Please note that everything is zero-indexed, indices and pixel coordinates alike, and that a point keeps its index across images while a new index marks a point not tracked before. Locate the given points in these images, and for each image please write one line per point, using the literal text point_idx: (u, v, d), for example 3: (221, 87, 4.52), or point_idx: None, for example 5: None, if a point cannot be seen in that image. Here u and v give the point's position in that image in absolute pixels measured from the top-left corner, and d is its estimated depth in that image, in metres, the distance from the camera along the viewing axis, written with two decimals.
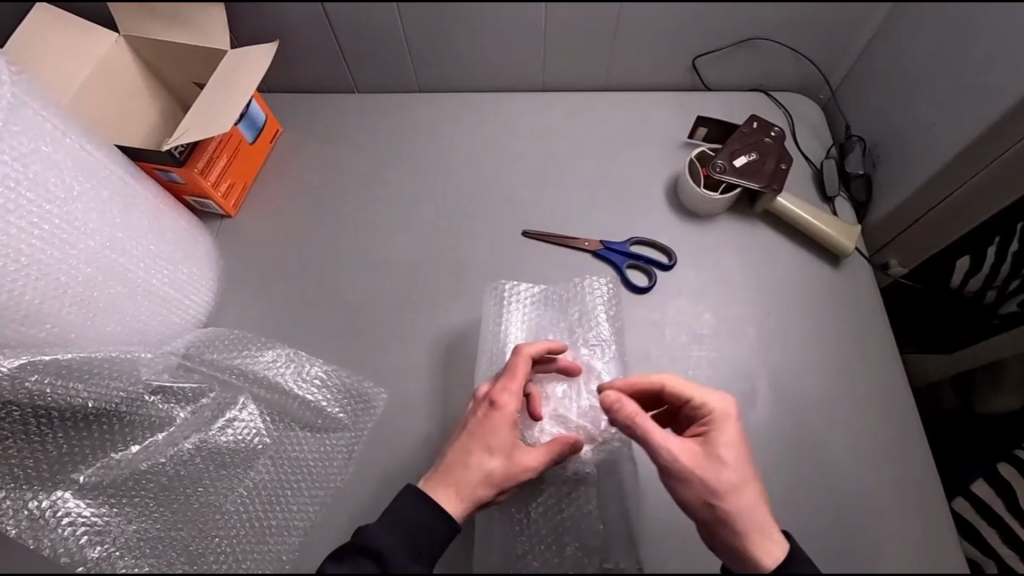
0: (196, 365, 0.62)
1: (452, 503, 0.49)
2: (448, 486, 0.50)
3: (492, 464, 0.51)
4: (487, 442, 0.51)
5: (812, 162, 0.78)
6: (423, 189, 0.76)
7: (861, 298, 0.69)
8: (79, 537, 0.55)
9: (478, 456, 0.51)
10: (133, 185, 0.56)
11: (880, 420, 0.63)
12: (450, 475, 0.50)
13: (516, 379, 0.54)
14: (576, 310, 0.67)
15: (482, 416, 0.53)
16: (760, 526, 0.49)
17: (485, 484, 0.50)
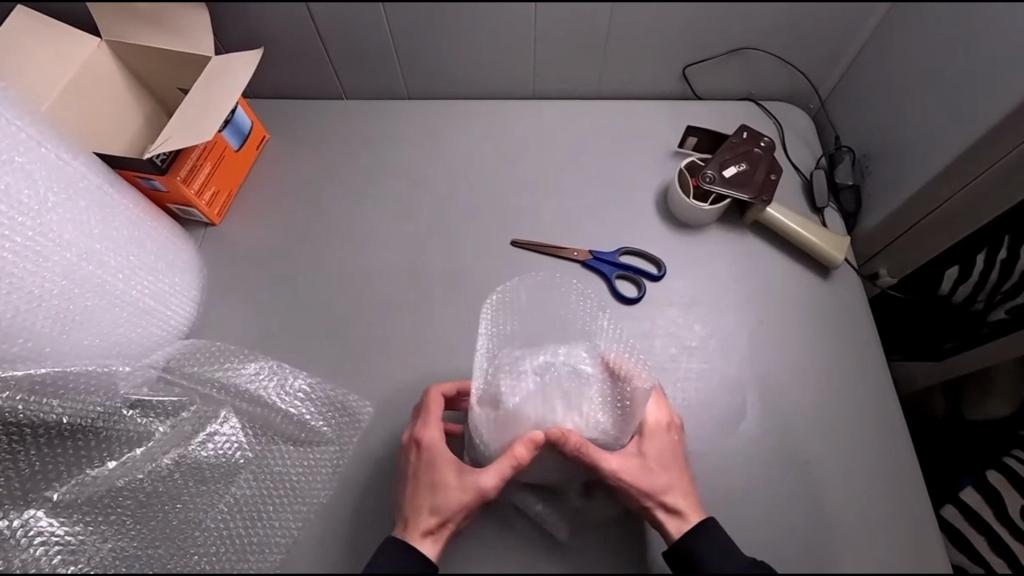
0: (177, 377, 0.61)
1: (425, 542, 0.50)
2: (414, 528, 0.50)
3: (450, 496, 0.51)
4: (430, 478, 0.52)
5: (802, 172, 0.78)
6: (412, 196, 0.75)
7: (851, 308, 0.69)
8: (52, 557, 0.53)
9: (435, 494, 0.51)
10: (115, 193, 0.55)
11: (870, 429, 0.63)
12: (411, 516, 0.51)
13: (437, 418, 0.56)
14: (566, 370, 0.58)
15: (416, 455, 0.54)
16: (675, 513, 0.53)
17: (438, 514, 0.50)
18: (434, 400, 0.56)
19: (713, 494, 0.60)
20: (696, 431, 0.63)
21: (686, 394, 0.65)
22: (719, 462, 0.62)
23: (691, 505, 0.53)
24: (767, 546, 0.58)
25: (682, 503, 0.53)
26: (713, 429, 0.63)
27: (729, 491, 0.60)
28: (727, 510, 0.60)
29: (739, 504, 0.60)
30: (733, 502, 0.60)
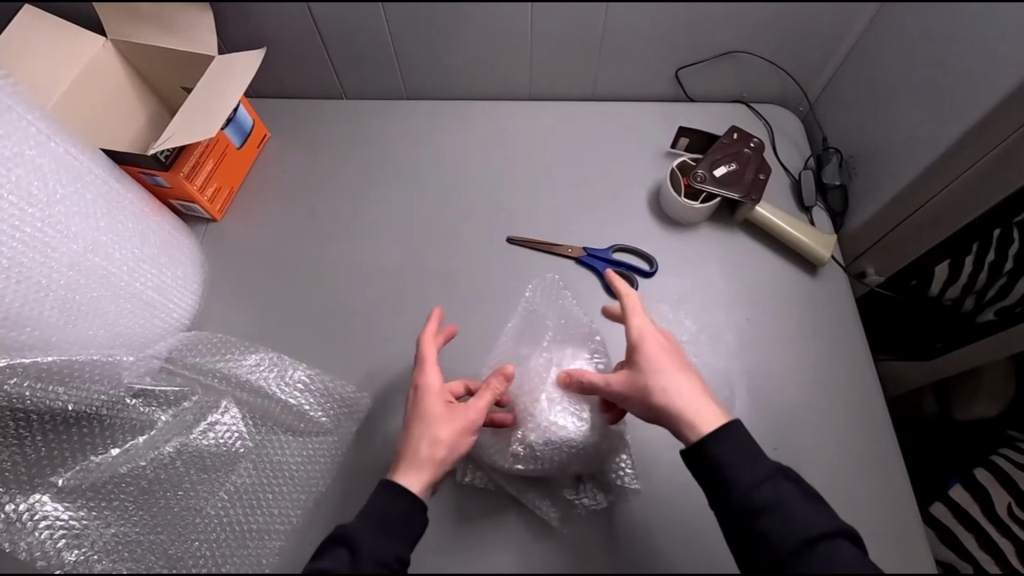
0: (179, 368, 0.62)
1: (409, 474, 0.49)
2: (403, 457, 0.50)
3: (442, 433, 0.50)
4: (422, 415, 0.51)
5: (791, 171, 0.79)
6: (410, 193, 0.77)
7: (839, 305, 0.71)
8: (57, 541, 0.54)
9: (421, 430, 0.50)
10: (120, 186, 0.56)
11: (858, 424, 0.65)
12: (405, 451, 0.50)
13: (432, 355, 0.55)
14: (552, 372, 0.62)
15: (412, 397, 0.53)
16: (684, 417, 0.50)
17: (434, 449, 0.50)
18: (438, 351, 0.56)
19: None
20: None
21: None
22: None
23: (700, 407, 0.50)
24: None
25: (690, 406, 0.50)
26: None
27: None
28: None
29: None
30: None
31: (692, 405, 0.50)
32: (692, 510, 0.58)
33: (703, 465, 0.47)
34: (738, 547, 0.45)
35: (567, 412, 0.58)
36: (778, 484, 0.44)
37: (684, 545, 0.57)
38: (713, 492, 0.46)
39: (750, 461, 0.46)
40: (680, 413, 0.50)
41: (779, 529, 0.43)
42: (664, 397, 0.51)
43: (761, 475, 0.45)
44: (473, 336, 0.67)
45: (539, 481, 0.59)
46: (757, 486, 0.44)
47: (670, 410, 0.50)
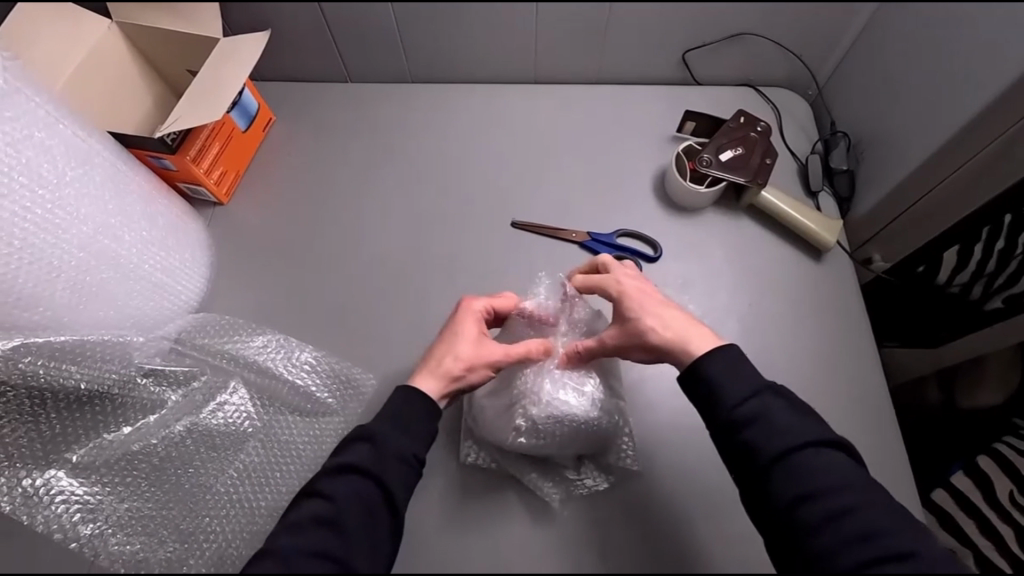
0: (189, 349, 0.63)
1: (428, 377, 0.52)
2: (425, 361, 0.54)
3: (467, 350, 0.54)
4: (456, 333, 0.55)
5: (798, 156, 0.78)
6: (414, 177, 0.77)
7: (843, 291, 0.70)
8: (72, 515, 0.55)
9: (449, 344, 0.54)
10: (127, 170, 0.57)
11: (859, 410, 0.65)
12: (430, 359, 0.54)
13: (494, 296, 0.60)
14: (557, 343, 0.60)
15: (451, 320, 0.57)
16: (680, 343, 0.51)
17: (459, 362, 0.53)
18: (506, 297, 0.60)
19: None
20: None
21: None
22: None
23: (695, 333, 0.52)
24: None
25: (686, 332, 0.52)
26: None
27: None
28: None
29: None
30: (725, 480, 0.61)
31: (686, 332, 0.52)
32: (691, 493, 0.59)
33: (696, 387, 0.48)
34: (731, 463, 0.46)
35: (568, 388, 0.57)
36: (763, 400, 0.45)
37: (686, 527, 0.58)
38: (709, 415, 0.47)
39: (739, 377, 0.47)
40: (671, 339, 0.52)
41: (764, 441, 0.44)
42: (654, 329, 0.53)
43: (748, 391, 0.46)
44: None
45: (541, 461, 0.60)
46: (743, 401, 0.46)
47: (661, 339, 0.52)
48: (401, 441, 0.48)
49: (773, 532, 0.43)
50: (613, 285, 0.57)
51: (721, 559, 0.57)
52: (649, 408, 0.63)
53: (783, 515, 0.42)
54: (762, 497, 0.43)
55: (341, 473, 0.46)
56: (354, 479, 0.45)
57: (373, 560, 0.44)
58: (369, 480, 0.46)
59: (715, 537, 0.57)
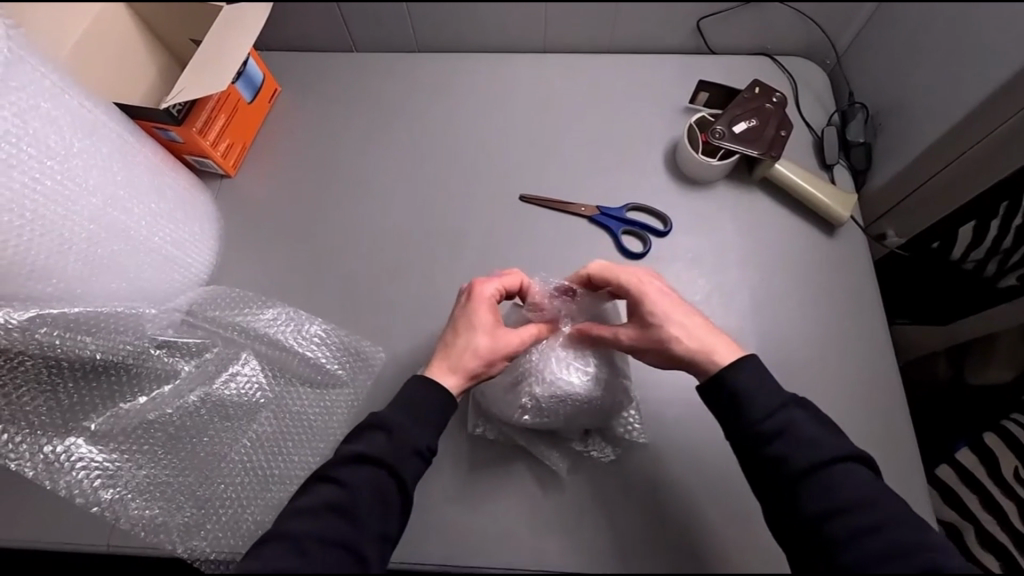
0: (200, 321, 0.64)
1: (447, 374, 0.52)
2: (441, 358, 0.53)
3: (483, 343, 0.53)
4: (471, 324, 0.54)
5: (813, 128, 0.76)
6: (422, 149, 0.76)
7: (856, 266, 0.69)
8: (93, 481, 0.55)
9: (465, 338, 0.53)
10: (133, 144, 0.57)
11: (867, 385, 0.65)
12: (445, 354, 0.53)
13: (503, 278, 0.58)
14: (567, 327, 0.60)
15: (462, 307, 0.55)
16: (701, 352, 0.52)
17: (476, 357, 0.53)
18: (513, 279, 0.58)
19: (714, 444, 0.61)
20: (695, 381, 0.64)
21: None
22: None
23: (716, 343, 0.52)
24: None
25: (707, 342, 0.52)
26: None
27: None
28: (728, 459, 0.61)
29: None
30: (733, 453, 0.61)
31: (708, 342, 0.52)
32: (696, 465, 0.60)
33: (722, 398, 0.49)
34: (753, 472, 0.47)
35: (572, 367, 0.58)
36: (788, 413, 0.47)
37: (690, 498, 0.59)
38: (735, 428, 0.48)
39: (764, 389, 0.48)
40: (691, 348, 0.52)
41: (792, 452, 0.45)
42: (677, 336, 0.53)
43: (773, 403, 0.47)
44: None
45: (549, 433, 0.60)
46: (771, 413, 0.47)
47: (682, 348, 0.53)
48: (412, 415, 0.49)
49: (794, 537, 0.44)
50: (631, 283, 0.56)
51: (724, 530, 0.58)
52: (657, 381, 0.64)
53: (808, 525, 0.43)
54: (788, 506, 0.45)
55: (355, 461, 0.47)
56: (368, 468, 0.47)
57: (382, 546, 0.46)
58: (383, 470, 0.47)
59: (718, 509, 0.58)
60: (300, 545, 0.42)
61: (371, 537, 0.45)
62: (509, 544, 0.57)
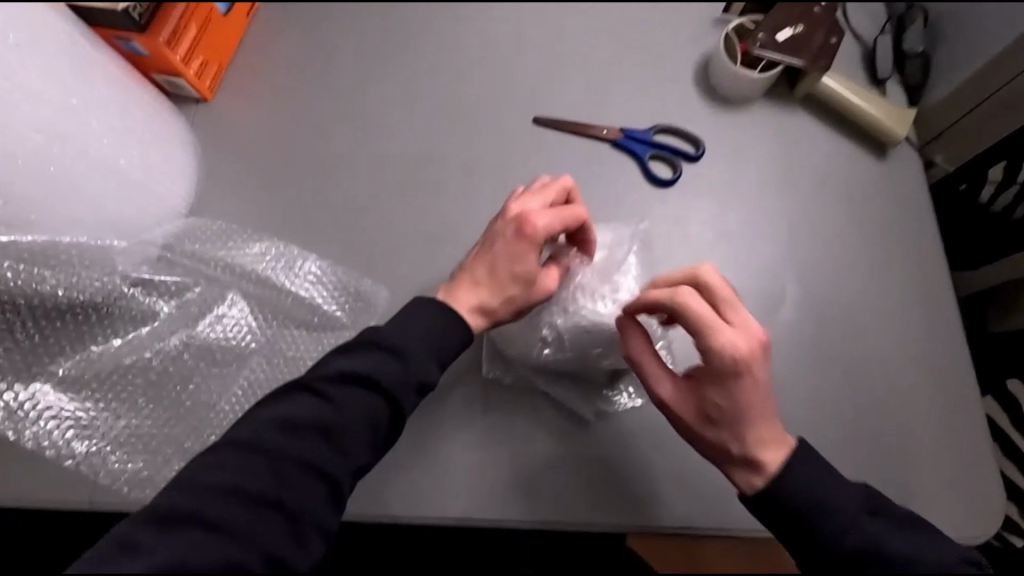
0: (178, 257, 0.56)
1: (472, 316, 0.48)
2: (470, 296, 0.48)
3: (519, 292, 0.48)
4: (513, 267, 0.47)
5: (864, 40, 0.68)
6: (423, 67, 0.68)
7: (909, 191, 0.62)
8: (65, 432, 0.50)
9: (504, 282, 0.47)
10: (83, 56, 0.50)
11: (923, 321, 0.58)
12: (476, 291, 0.48)
13: (566, 215, 0.48)
14: (598, 255, 0.54)
15: (510, 240, 0.48)
16: (754, 462, 0.43)
17: (507, 306, 0.48)
18: (577, 216, 0.49)
19: None
20: None
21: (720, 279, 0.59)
22: None
23: (777, 438, 0.43)
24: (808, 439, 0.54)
25: (765, 441, 0.43)
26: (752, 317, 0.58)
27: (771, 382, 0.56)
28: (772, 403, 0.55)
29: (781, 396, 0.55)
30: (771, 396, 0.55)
31: (766, 444, 0.43)
32: None
33: (780, 512, 0.42)
34: None
35: (603, 296, 0.51)
36: (864, 526, 0.41)
37: None
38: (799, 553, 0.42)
39: (832, 497, 0.42)
40: (744, 455, 0.43)
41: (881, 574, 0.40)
42: (734, 437, 0.43)
43: (845, 515, 0.41)
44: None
45: (571, 374, 0.55)
46: (846, 531, 0.41)
47: (738, 450, 0.43)
48: (418, 345, 0.45)
49: None
50: (717, 353, 0.42)
51: None
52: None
53: None
54: None
55: (345, 380, 0.43)
56: (359, 390, 0.43)
57: (354, 475, 0.43)
58: (374, 394, 0.43)
59: None
60: (275, 461, 0.40)
61: (349, 464, 0.42)
62: (528, 495, 0.52)
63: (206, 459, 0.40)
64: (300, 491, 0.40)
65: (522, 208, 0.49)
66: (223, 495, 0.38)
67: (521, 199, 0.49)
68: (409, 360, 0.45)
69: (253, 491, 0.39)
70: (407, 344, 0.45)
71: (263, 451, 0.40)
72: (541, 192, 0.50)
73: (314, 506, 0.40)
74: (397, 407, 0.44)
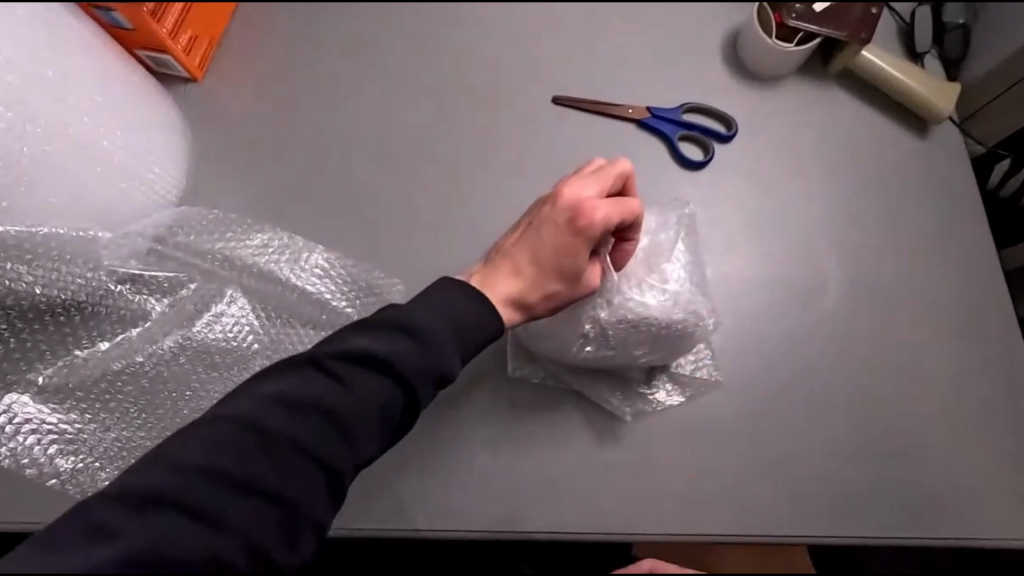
0: (170, 251, 0.51)
1: (508, 310, 0.44)
2: (507, 288, 0.43)
3: (561, 289, 0.43)
4: (558, 262, 0.43)
5: (900, 12, 0.64)
6: (433, 45, 0.63)
7: (953, 172, 0.59)
8: (47, 448, 0.45)
9: (546, 277, 0.43)
10: (54, 25, 0.45)
11: (976, 308, 0.55)
12: (514, 284, 0.43)
13: (624, 209, 0.43)
14: (642, 243, 0.50)
15: (558, 231, 0.43)
16: None
17: (546, 303, 0.44)
18: (635, 210, 0.43)
19: (801, 381, 0.52)
20: (776, 308, 0.54)
21: (759, 266, 0.55)
22: (806, 343, 0.53)
23: None
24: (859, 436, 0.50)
25: None
26: (794, 307, 0.54)
27: (818, 376, 0.52)
28: (819, 398, 0.51)
29: (828, 390, 0.52)
30: (816, 390, 0.52)
31: None
32: (776, 404, 0.51)
33: None
34: None
35: (649, 287, 0.47)
36: None
37: (772, 443, 0.50)
38: None
39: None
40: None
41: None
42: None
43: None
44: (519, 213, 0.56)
45: (605, 370, 0.51)
46: None
47: None
48: (445, 340, 0.40)
49: None
50: None
51: (819, 475, 0.49)
52: (729, 309, 0.54)
53: None
54: None
55: (356, 360, 0.39)
56: (370, 373, 0.39)
57: (354, 467, 0.39)
58: (387, 378, 0.39)
59: (804, 455, 0.50)
60: (265, 441, 0.36)
61: (351, 453, 0.38)
62: (564, 502, 0.48)
63: (188, 435, 0.35)
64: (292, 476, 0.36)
65: (577, 194, 0.43)
66: (205, 476, 0.34)
67: (576, 183, 0.43)
68: (435, 356, 0.40)
69: (241, 475, 0.35)
70: (434, 335, 0.40)
71: (255, 431, 0.36)
72: (599, 175, 0.44)
73: (306, 495, 0.36)
74: (412, 396, 0.40)
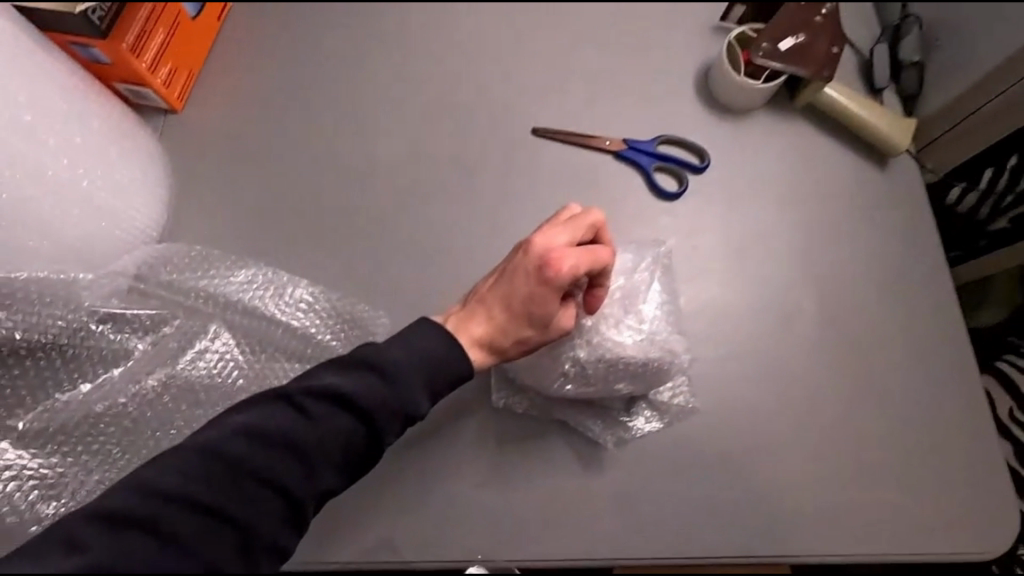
0: (153, 289, 0.51)
1: (480, 353, 0.45)
2: (479, 332, 0.45)
3: (531, 334, 0.45)
4: (529, 308, 0.44)
5: (861, 48, 0.68)
6: (414, 77, 0.64)
7: (913, 200, 0.62)
8: (28, 493, 0.44)
9: (517, 322, 0.45)
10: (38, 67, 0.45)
11: (937, 331, 0.57)
12: (486, 328, 0.45)
13: (592, 258, 0.45)
14: (618, 284, 0.52)
15: (529, 277, 0.44)
16: None
17: (517, 347, 0.46)
18: (603, 259, 0.45)
19: (774, 404, 0.54)
20: (749, 335, 0.56)
21: (732, 294, 0.58)
22: (778, 369, 0.55)
23: None
24: (830, 458, 0.53)
25: None
26: (766, 333, 0.56)
27: (790, 400, 0.54)
28: (792, 422, 0.53)
29: (800, 414, 0.54)
30: (791, 414, 0.54)
31: None
32: (750, 428, 0.53)
33: None
34: None
35: (626, 327, 0.50)
36: None
37: (748, 466, 0.52)
38: None
39: None
40: None
41: None
42: None
43: None
44: (502, 243, 0.57)
45: (586, 399, 0.52)
46: None
47: None
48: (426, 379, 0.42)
49: None
50: None
51: (792, 497, 0.51)
52: (705, 336, 0.56)
53: None
54: None
55: (330, 397, 0.39)
56: (340, 411, 0.39)
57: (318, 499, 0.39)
58: (359, 419, 0.40)
59: (778, 478, 0.52)
60: (234, 471, 0.37)
61: (316, 490, 0.39)
62: (547, 530, 0.49)
63: (167, 473, 0.36)
64: (255, 510, 0.37)
65: (550, 243, 0.45)
66: (184, 512, 0.36)
67: (548, 232, 0.46)
68: (419, 397, 0.41)
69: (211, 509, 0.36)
70: (416, 377, 0.41)
71: (228, 463, 0.37)
72: (571, 225, 0.46)
73: (270, 528, 0.37)
74: (380, 435, 0.40)
